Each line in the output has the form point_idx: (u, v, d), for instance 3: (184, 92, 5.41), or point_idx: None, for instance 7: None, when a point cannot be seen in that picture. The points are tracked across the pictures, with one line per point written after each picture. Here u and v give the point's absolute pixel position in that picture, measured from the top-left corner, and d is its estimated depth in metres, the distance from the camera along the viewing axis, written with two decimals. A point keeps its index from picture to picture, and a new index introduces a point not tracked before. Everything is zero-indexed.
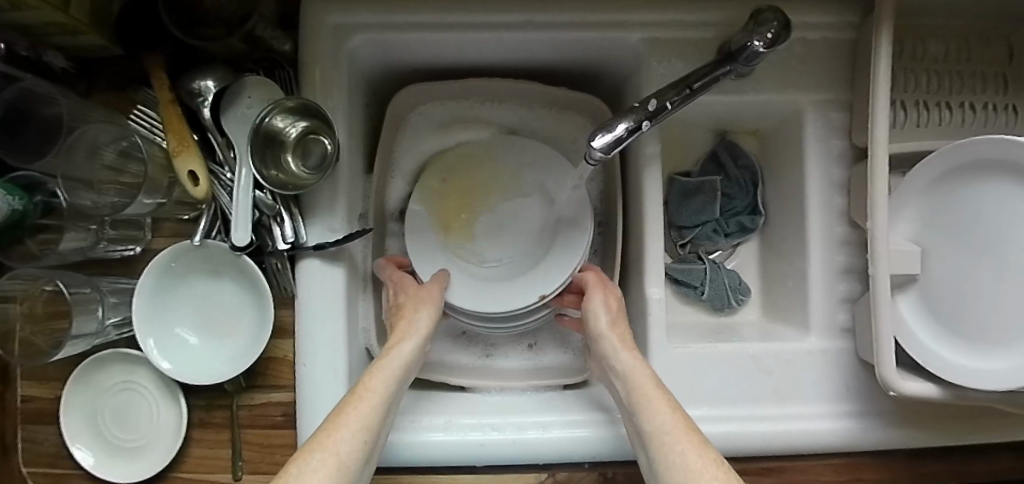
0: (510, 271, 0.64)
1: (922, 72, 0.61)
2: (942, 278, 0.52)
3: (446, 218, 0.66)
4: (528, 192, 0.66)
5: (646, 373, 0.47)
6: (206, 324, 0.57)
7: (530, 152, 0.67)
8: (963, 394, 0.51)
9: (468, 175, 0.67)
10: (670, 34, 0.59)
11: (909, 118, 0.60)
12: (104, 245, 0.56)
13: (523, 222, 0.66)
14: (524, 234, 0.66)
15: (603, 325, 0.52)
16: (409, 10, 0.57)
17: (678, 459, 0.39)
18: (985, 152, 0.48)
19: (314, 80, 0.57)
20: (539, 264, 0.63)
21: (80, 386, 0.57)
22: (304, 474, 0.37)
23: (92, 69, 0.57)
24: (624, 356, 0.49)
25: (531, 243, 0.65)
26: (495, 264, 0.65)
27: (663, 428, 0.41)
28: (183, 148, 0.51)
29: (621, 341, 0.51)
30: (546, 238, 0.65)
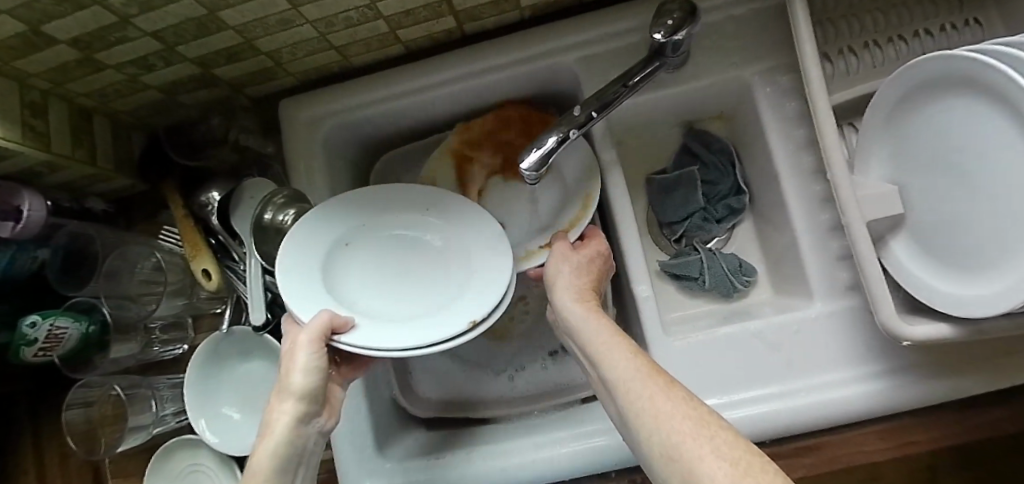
0: (437, 303, 0.54)
1: (869, 15, 0.59)
2: (926, 210, 0.50)
3: (350, 278, 0.56)
4: (455, 258, 0.58)
5: (601, 322, 0.46)
6: (247, 401, 0.64)
7: (468, 217, 0.59)
8: (980, 327, 0.47)
9: (371, 234, 0.59)
10: (601, 47, 0.62)
11: (864, 65, 0.59)
12: (157, 347, 0.66)
13: (442, 277, 0.57)
14: (451, 273, 0.57)
15: (567, 277, 0.53)
16: (364, 90, 0.64)
17: (645, 405, 0.37)
18: (940, 68, 0.46)
19: (299, 169, 0.65)
20: (449, 310, 0.52)
21: (156, 476, 0.64)
22: None
23: (128, 205, 0.70)
24: (575, 308, 0.48)
25: (452, 282, 0.56)
26: (396, 314, 0.54)
27: (626, 375, 0.40)
28: (196, 251, 0.62)
29: (578, 293, 0.50)
30: (464, 285, 0.55)
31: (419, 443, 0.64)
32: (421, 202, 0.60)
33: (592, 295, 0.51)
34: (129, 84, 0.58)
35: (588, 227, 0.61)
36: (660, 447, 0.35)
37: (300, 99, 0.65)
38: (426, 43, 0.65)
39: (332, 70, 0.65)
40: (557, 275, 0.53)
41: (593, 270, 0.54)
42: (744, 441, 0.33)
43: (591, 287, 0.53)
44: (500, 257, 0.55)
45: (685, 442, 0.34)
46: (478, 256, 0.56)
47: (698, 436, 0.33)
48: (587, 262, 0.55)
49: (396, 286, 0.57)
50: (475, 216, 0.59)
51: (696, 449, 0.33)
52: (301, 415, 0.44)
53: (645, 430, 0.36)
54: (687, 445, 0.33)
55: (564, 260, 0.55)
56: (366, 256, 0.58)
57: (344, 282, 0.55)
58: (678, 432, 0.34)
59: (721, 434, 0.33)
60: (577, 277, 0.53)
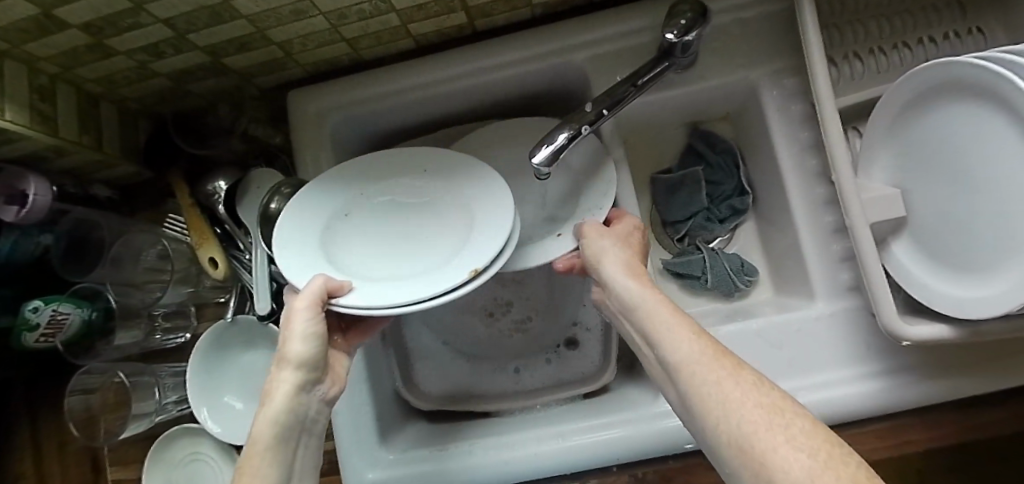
0: (441, 261, 0.51)
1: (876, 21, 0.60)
2: (926, 212, 0.51)
3: (350, 254, 0.54)
4: (461, 217, 0.54)
5: (657, 301, 0.44)
6: (249, 391, 0.64)
7: (473, 173, 0.56)
8: (977, 329, 0.49)
9: (368, 205, 0.57)
10: (609, 47, 0.63)
11: (868, 70, 0.60)
12: (159, 336, 0.66)
13: (445, 236, 0.54)
14: (454, 232, 0.54)
15: (612, 256, 0.51)
16: (373, 82, 0.65)
17: (714, 390, 0.36)
18: (944, 76, 0.47)
19: (306, 161, 0.65)
20: (452, 260, 0.49)
21: (156, 462, 0.64)
22: None
23: (132, 193, 0.70)
24: (628, 286, 0.47)
25: (454, 240, 0.53)
26: (397, 274, 0.51)
27: (691, 358, 0.39)
28: (203, 241, 0.61)
29: (629, 272, 0.49)
30: (465, 237, 0.52)
31: (422, 435, 0.65)
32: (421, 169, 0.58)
33: (643, 273, 0.49)
34: (139, 71, 0.58)
35: (613, 211, 0.59)
36: (729, 434, 0.34)
37: (308, 91, 0.65)
38: (437, 38, 0.65)
39: (342, 62, 0.66)
40: (602, 255, 0.51)
41: (634, 246, 0.54)
42: (822, 430, 0.32)
43: (639, 263, 0.51)
44: (502, 200, 0.52)
45: (758, 431, 0.32)
46: (482, 210, 0.53)
47: (773, 426, 0.32)
48: (625, 239, 0.54)
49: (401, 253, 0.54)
50: (476, 171, 0.56)
51: (771, 439, 0.32)
52: (302, 384, 0.44)
53: (713, 416, 0.35)
54: (760, 435, 0.32)
55: (608, 238, 0.53)
56: (366, 224, 0.56)
57: (341, 252, 0.53)
58: (750, 420, 0.33)
59: (798, 424, 0.32)
60: (622, 254, 0.51)
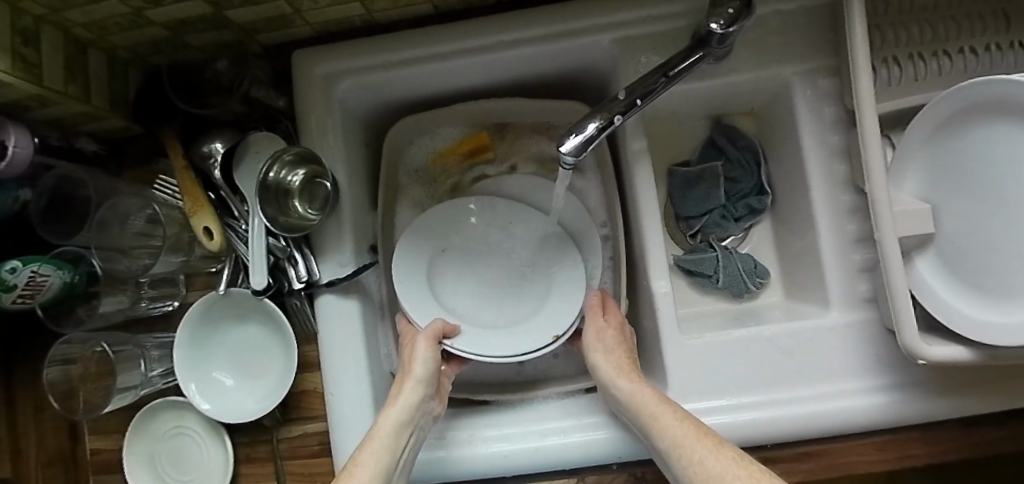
0: (532, 311, 0.66)
1: (920, 24, 0.57)
2: (955, 230, 0.50)
3: (453, 285, 0.67)
4: (539, 275, 0.67)
5: (645, 392, 0.50)
6: (239, 366, 0.62)
7: (545, 237, 0.68)
8: (996, 353, 0.48)
9: (466, 249, 0.68)
10: (640, 30, 0.59)
11: (907, 75, 0.57)
12: (144, 303, 0.63)
13: (529, 283, 0.67)
14: (534, 279, 0.67)
15: (602, 358, 0.56)
16: (387, 49, 0.60)
17: (701, 467, 0.41)
18: (994, 95, 0.45)
19: (311, 129, 0.61)
20: (539, 316, 0.64)
21: (139, 433, 0.62)
22: None
23: (121, 149, 0.65)
24: (621, 382, 0.52)
25: (535, 288, 0.67)
26: (495, 319, 0.65)
27: (679, 440, 0.44)
28: (198, 208, 0.57)
29: (619, 368, 0.54)
30: (545, 293, 0.66)
31: None
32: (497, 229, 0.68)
33: (632, 365, 0.55)
34: (132, 18, 0.52)
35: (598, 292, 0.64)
36: None
37: (316, 53, 0.61)
38: (457, 5, 0.61)
39: (353, 23, 0.61)
40: (595, 360, 0.56)
41: (622, 338, 0.58)
42: None
43: (628, 357, 0.56)
44: (574, 279, 0.65)
45: None
46: (557, 274, 0.66)
47: None
48: (613, 331, 0.59)
49: (497, 292, 0.67)
50: (543, 224, 0.68)
51: None
52: (422, 397, 0.54)
53: None
54: None
55: (597, 340, 0.58)
56: (465, 261, 0.68)
57: (444, 292, 0.66)
58: None
59: None
60: (612, 351, 0.57)
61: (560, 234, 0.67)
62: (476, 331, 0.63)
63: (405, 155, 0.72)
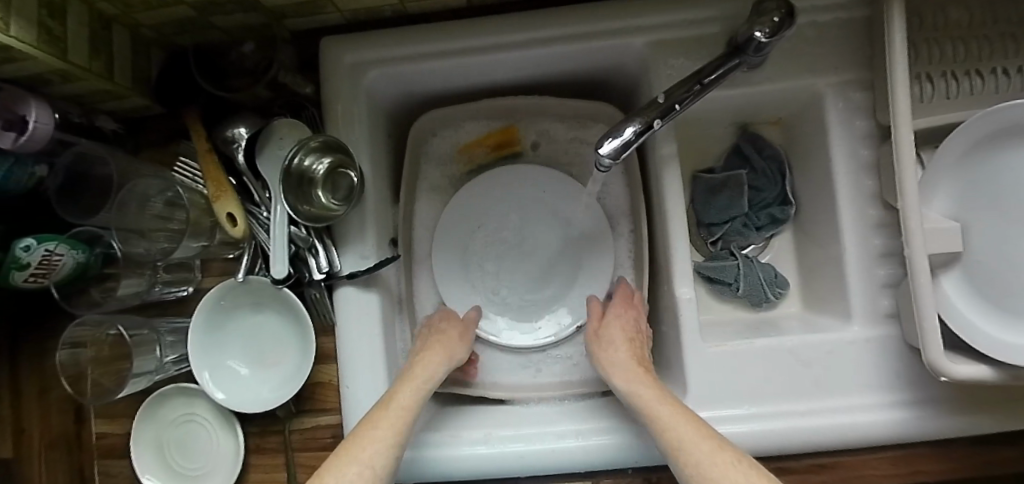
0: (555, 300, 0.70)
1: (970, 39, 0.56)
2: (982, 249, 0.51)
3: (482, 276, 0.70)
4: (563, 267, 0.70)
5: (649, 393, 0.51)
6: (254, 356, 0.61)
7: (572, 226, 0.70)
8: (1019, 374, 0.48)
9: (494, 239, 0.70)
10: (675, 34, 0.59)
11: (959, 89, 0.56)
12: (159, 287, 0.62)
13: (553, 273, 0.70)
14: (557, 270, 0.70)
15: (609, 355, 0.57)
16: (419, 40, 0.60)
17: (705, 472, 0.42)
18: (1017, 119, 0.48)
19: (337, 118, 0.60)
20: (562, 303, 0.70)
21: (148, 419, 0.62)
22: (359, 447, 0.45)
23: (139, 128, 0.64)
24: (623, 381, 0.53)
25: (557, 277, 0.70)
26: (523, 308, 0.70)
27: (682, 441, 0.45)
28: (221, 193, 0.55)
29: (625, 365, 0.55)
30: (568, 282, 0.70)
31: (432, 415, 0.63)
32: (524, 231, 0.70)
33: (639, 364, 0.55)
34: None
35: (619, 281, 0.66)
36: None
37: (346, 40, 0.60)
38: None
39: (383, 12, 0.60)
40: (601, 358, 0.57)
41: (628, 333, 0.59)
42: None
43: (634, 353, 0.57)
44: (598, 271, 0.69)
45: None
46: (585, 263, 0.70)
47: None
48: (618, 328, 0.59)
49: (524, 284, 0.70)
50: (570, 213, 0.70)
51: None
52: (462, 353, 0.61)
53: None
54: None
55: (602, 340, 0.59)
56: (491, 252, 0.70)
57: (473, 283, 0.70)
58: None
59: None
60: (617, 348, 0.57)
61: (581, 234, 0.70)
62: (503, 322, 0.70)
63: (427, 147, 0.71)
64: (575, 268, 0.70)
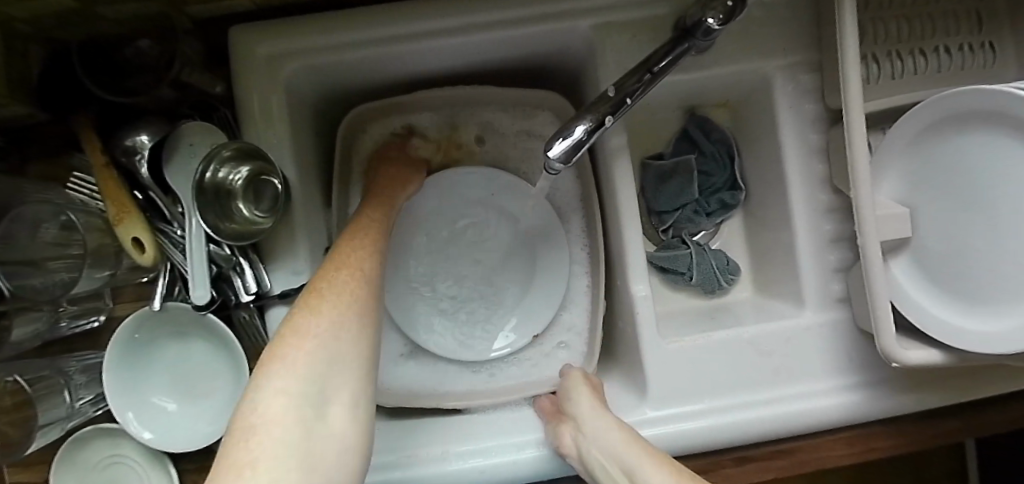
0: (513, 302, 0.67)
1: (913, 16, 0.55)
2: (932, 234, 0.50)
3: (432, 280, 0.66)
4: (520, 265, 0.67)
5: (633, 447, 0.46)
6: (182, 388, 0.56)
7: (527, 222, 0.67)
8: (966, 356, 0.50)
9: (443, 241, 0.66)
10: (620, 16, 0.55)
11: (906, 68, 0.55)
12: (65, 323, 0.55)
13: (509, 271, 0.68)
14: (513, 267, 0.68)
15: (583, 404, 0.52)
16: (342, 29, 0.53)
17: None
18: (967, 106, 0.45)
19: (255, 120, 0.54)
20: (522, 305, 0.67)
21: (66, 467, 0.55)
22: (333, 281, 0.39)
23: (23, 137, 0.55)
24: (607, 431, 0.48)
25: (514, 275, 0.67)
26: (478, 310, 0.67)
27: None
28: (124, 215, 0.48)
29: (602, 416, 0.51)
30: (527, 281, 0.67)
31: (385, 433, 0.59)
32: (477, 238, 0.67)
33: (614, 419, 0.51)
34: None
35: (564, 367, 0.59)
36: None
37: (258, 31, 0.53)
38: None
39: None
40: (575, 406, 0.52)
41: (597, 391, 0.55)
42: None
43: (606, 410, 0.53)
44: (556, 274, 0.66)
45: None
46: (541, 260, 0.67)
47: None
48: (590, 387, 0.55)
49: (477, 284, 0.67)
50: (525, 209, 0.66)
51: None
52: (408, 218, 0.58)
53: None
54: None
55: (574, 391, 0.54)
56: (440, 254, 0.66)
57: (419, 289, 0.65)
58: None
59: None
60: (590, 400, 0.53)
61: (537, 232, 0.67)
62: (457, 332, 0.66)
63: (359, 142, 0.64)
64: (533, 266, 0.67)
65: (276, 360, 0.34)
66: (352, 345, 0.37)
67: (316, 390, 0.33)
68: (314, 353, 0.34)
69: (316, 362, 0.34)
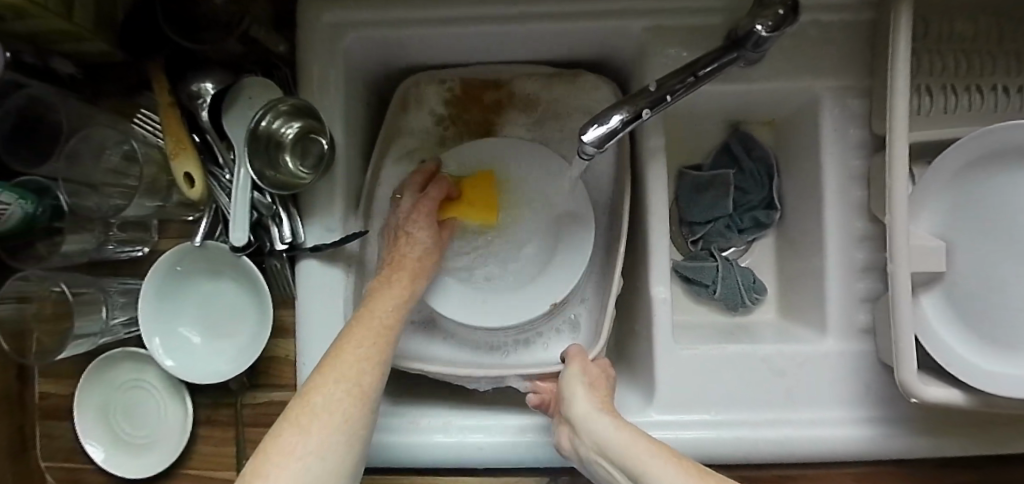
0: (531, 276, 0.60)
1: (975, 52, 0.54)
2: (965, 272, 0.49)
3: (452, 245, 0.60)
4: (542, 243, 0.61)
5: (644, 456, 0.35)
6: (208, 325, 0.58)
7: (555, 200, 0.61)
8: (990, 400, 0.47)
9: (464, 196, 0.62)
10: (672, 21, 0.56)
11: (960, 103, 0.54)
12: (112, 246, 0.59)
13: (528, 245, 0.61)
14: (534, 242, 0.61)
15: (580, 399, 0.44)
16: (406, 5, 0.56)
17: None
18: (1015, 140, 0.45)
19: (311, 82, 0.56)
20: (539, 279, 0.60)
21: (93, 382, 0.59)
22: (323, 394, 0.40)
23: (98, 75, 0.60)
24: (610, 430, 0.39)
25: (535, 252, 0.61)
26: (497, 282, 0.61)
27: None
28: (180, 151, 0.52)
29: (601, 410, 0.42)
30: (548, 255, 0.61)
31: (391, 399, 0.61)
32: (503, 214, 0.61)
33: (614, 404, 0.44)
34: None
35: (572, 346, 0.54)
36: None
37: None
38: None
39: None
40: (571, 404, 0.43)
41: (600, 379, 0.48)
42: None
43: (610, 403, 0.45)
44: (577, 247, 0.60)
45: None
46: (566, 233, 0.60)
47: None
48: (592, 368, 0.49)
49: (497, 253, 0.61)
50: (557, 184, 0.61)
51: None
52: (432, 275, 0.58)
53: None
54: None
55: (569, 375, 0.47)
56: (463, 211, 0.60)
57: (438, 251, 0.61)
58: None
59: None
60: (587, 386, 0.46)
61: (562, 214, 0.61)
62: (472, 297, 0.60)
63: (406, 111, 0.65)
64: (555, 247, 0.61)
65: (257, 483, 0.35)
66: (331, 466, 0.38)
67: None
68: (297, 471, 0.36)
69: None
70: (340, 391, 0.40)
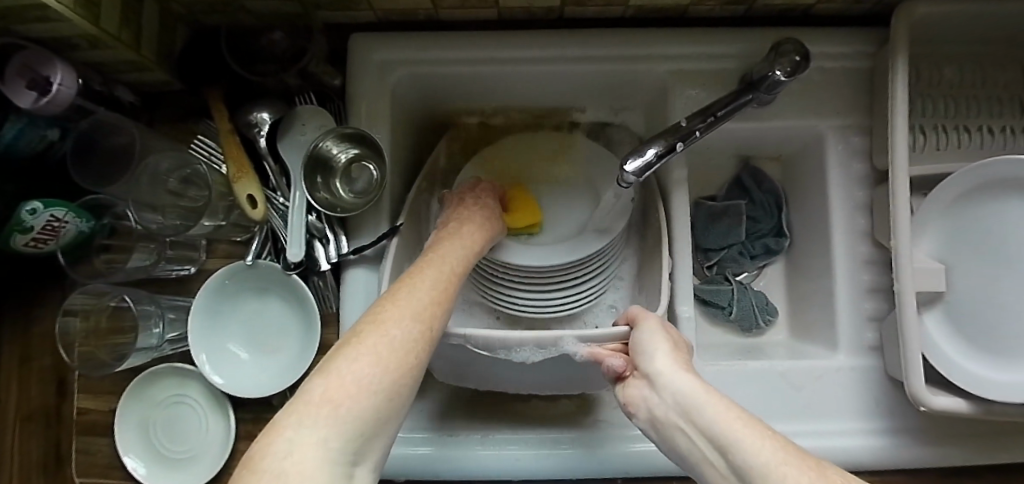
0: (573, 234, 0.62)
1: (960, 98, 0.61)
2: (965, 291, 0.55)
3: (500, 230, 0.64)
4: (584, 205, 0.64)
5: (732, 417, 0.37)
6: (254, 339, 0.61)
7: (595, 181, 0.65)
8: (990, 408, 0.52)
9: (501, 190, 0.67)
10: (694, 66, 0.62)
11: (949, 143, 0.60)
12: (163, 263, 0.62)
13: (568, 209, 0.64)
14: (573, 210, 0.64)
15: (660, 360, 0.45)
16: (454, 45, 0.61)
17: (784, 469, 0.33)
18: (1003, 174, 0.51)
19: (361, 113, 0.61)
20: (583, 234, 0.61)
21: (135, 397, 0.61)
22: (389, 324, 0.38)
23: (154, 102, 0.64)
24: (698, 389, 0.41)
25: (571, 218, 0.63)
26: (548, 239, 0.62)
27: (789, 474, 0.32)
28: (242, 174, 0.55)
29: (684, 370, 0.44)
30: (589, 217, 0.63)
31: (427, 413, 0.63)
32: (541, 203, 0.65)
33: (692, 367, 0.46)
34: None
35: (633, 308, 0.52)
36: None
37: (377, 39, 0.61)
38: (519, 14, 0.62)
39: (416, 16, 0.62)
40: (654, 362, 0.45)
41: (673, 341, 0.48)
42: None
43: (686, 364, 0.46)
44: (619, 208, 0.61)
45: None
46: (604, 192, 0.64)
47: None
48: (665, 331, 0.49)
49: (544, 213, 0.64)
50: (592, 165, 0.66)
51: None
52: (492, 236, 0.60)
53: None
54: None
55: (645, 338, 0.48)
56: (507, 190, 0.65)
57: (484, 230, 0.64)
58: None
59: None
60: (665, 349, 0.46)
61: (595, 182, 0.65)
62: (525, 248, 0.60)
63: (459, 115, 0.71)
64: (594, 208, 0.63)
65: (323, 402, 0.32)
66: (394, 403, 0.35)
67: (346, 455, 0.31)
68: (358, 397, 0.33)
69: (362, 421, 0.32)
70: (405, 323, 0.38)
